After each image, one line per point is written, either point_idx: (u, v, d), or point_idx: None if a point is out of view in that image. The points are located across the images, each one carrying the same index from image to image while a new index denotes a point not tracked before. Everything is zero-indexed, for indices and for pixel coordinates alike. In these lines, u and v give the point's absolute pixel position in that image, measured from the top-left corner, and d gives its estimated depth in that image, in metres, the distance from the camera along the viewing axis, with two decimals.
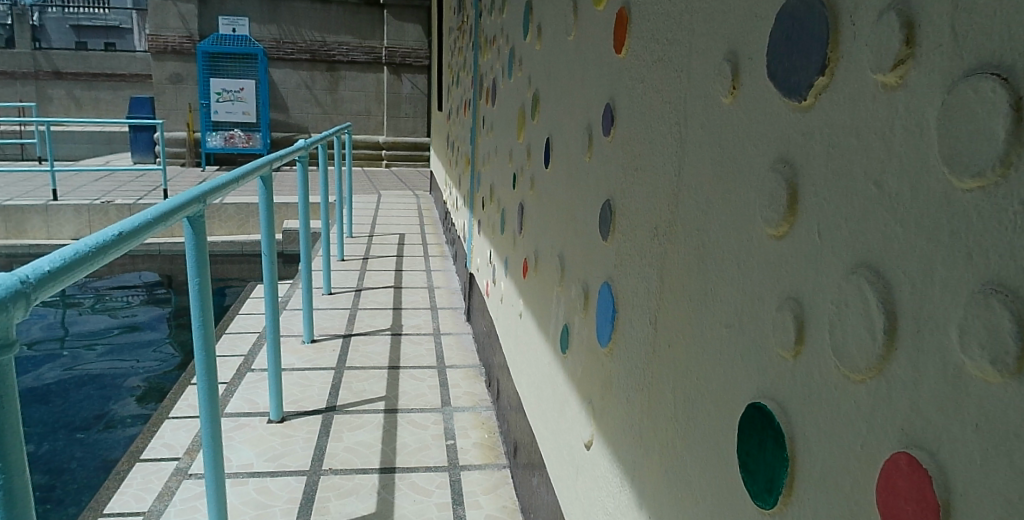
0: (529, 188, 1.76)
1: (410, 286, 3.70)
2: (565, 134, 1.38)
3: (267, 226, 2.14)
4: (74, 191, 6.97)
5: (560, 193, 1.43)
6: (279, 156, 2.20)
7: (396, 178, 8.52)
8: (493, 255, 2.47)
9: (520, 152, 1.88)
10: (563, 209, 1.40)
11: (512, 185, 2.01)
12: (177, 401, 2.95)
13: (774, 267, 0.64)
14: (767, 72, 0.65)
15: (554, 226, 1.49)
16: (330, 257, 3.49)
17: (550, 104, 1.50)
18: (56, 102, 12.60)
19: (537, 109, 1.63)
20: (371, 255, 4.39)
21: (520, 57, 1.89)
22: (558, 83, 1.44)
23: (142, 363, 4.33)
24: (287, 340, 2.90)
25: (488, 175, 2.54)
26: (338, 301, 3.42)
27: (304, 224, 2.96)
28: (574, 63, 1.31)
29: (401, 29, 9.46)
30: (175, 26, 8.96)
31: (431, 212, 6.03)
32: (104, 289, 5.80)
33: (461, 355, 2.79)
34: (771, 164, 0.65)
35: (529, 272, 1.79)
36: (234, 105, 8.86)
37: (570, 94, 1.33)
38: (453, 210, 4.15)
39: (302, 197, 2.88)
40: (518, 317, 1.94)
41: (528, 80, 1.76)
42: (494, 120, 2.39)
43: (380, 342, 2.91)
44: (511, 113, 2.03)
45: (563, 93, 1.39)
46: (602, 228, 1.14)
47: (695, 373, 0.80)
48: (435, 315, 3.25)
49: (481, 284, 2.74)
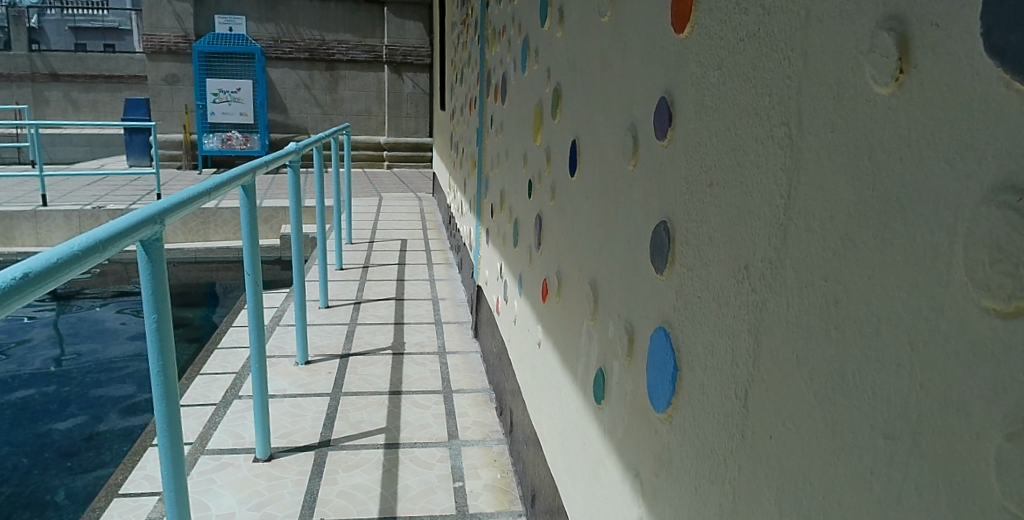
0: (548, 197, 1.52)
1: (413, 298, 3.45)
2: (597, 137, 1.13)
3: (249, 241, 1.88)
4: (65, 196, 6.71)
5: (590, 207, 1.18)
6: (264, 161, 1.95)
7: (398, 180, 8.28)
8: (504, 269, 2.22)
9: (537, 157, 1.64)
10: (594, 226, 1.16)
11: (527, 194, 1.76)
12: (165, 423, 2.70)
13: (1003, 369, 0.39)
14: (983, 45, 0.40)
15: (582, 246, 1.24)
16: (327, 267, 3.24)
17: (577, 100, 1.25)
18: (52, 104, 12.34)
19: (559, 107, 1.39)
20: (371, 263, 4.14)
21: (535, 48, 1.65)
22: (587, 73, 1.19)
23: (134, 375, 4.09)
24: (279, 362, 2.65)
25: (498, 181, 2.29)
26: (336, 315, 3.17)
27: (297, 232, 2.70)
28: (611, 49, 1.06)
29: (402, 27, 9.22)
30: (170, 25, 8.72)
31: (434, 215, 5.78)
32: (96, 299, 5.57)
33: (469, 378, 2.53)
34: (989, 195, 0.40)
35: (549, 297, 1.54)
36: (231, 106, 8.58)
37: (606, 87, 1.09)
38: (457, 215, 3.89)
39: (293, 202, 2.62)
40: (534, 345, 1.70)
41: (546, 73, 1.51)
42: (504, 119, 2.15)
43: (380, 364, 2.65)
44: (525, 112, 1.78)
45: (596, 86, 1.14)
46: (654, 259, 0.89)
47: (825, 488, 0.55)
48: (440, 331, 3.00)
49: (491, 299, 2.49)
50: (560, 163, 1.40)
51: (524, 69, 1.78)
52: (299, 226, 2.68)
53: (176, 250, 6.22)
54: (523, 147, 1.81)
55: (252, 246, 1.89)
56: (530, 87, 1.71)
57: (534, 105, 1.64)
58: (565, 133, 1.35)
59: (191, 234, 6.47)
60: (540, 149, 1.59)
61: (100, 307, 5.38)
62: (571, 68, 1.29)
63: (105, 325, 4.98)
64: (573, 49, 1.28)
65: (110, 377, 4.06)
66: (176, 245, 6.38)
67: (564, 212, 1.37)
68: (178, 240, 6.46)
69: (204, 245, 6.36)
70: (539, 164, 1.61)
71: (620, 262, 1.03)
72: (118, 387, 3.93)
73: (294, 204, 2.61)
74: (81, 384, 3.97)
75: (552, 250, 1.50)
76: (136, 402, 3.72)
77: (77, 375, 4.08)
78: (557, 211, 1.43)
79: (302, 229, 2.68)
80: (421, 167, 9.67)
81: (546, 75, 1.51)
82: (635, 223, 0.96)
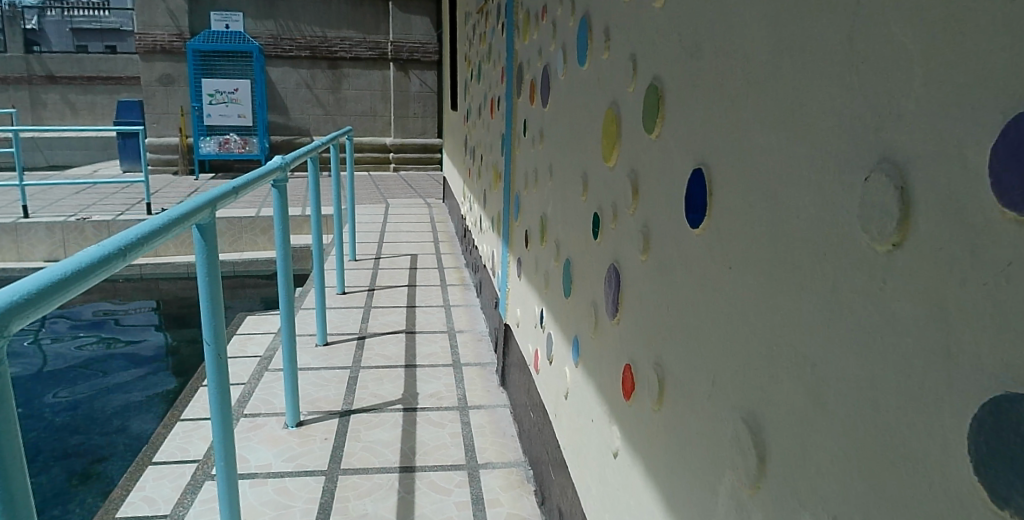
0: (632, 242, 1.04)
1: (426, 331, 2.92)
2: (768, 174, 0.65)
3: (207, 302, 1.36)
4: (50, 205, 6.20)
5: (743, 293, 0.70)
6: (232, 189, 1.44)
7: (406, 184, 7.80)
8: (547, 318, 1.71)
9: (608, 184, 1.16)
10: (758, 328, 0.67)
11: (591, 235, 1.26)
12: (130, 493, 2.15)
13: None
14: None
15: (716, 349, 0.76)
16: (324, 295, 2.72)
17: (708, 104, 0.77)
18: (49, 107, 11.79)
19: (661, 116, 0.91)
20: (377, 284, 3.62)
21: (605, 29, 1.16)
22: (736, 65, 0.71)
23: (113, 408, 3.56)
24: (265, 425, 2.14)
25: (536, 203, 1.79)
26: (336, 355, 2.64)
27: (286, 270, 2.10)
28: (827, 13, 0.57)
29: (408, 22, 8.75)
30: (164, 23, 8.23)
31: (445, 224, 5.28)
32: (82, 309, 5.05)
33: (497, 446, 2.02)
34: None
35: (633, 394, 1.04)
36: (228, 107, 8.06)
37: (795, 94, 0.60)
38: (476, 231, 3.37)
39: (278, 235, 2.05)
40: (602, 450, 1.20)
41: (631, 65, 1.03)
42: (546, 125, 1.66)
43: (389, 425, 2.12)
44: (583, 118, 1.30)
45: (762, 89, 0.66)
46: (995, 475, 0.41)
47: None
48: (459, 377, 2.46)
49: (525, 349, 1.99)
50: (662, 199, 0.92)
51: (582, 61, 1.30)
52: (287, 259, 2.10)
53: (167, 264, 5.70)
54: (580, 166, 1.33)
55: (211, 306, 1.36)
56: (591, 83, 1.23)
57: (605, 109, 1.15)
58: (676, 156, 0.86)
59: (184, 246, 5.95)
60: (616, 173, 1.11)
61: (90, 318, 4.88)
62: (696, 51, 0.80)
63: (96, 340, 4.47)
64: (697, 28, 0.80)
65: (89, 408, 3.53)
66: (167, 258, 5.86)
67: (669, 276, 0.89)
68: (170, 253, 5.95)
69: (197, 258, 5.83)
70: (612, 191, 1.13)
71: (848, 428, 0.55)
72: (100, 421, 3.42)
73: (279, 237, 2.05)
74: (56, 418, 3.44)
75: (638, 328, 1.01)
76: (110, 445, 3.18)
77: (55, 404, 3.55)
78: (652, 270, 0.95)
79: (291, 265, 2.10)
80: (430, 169, 9.17)
81: (630, 66, 1.03)
82: (907, 366, 0.48)
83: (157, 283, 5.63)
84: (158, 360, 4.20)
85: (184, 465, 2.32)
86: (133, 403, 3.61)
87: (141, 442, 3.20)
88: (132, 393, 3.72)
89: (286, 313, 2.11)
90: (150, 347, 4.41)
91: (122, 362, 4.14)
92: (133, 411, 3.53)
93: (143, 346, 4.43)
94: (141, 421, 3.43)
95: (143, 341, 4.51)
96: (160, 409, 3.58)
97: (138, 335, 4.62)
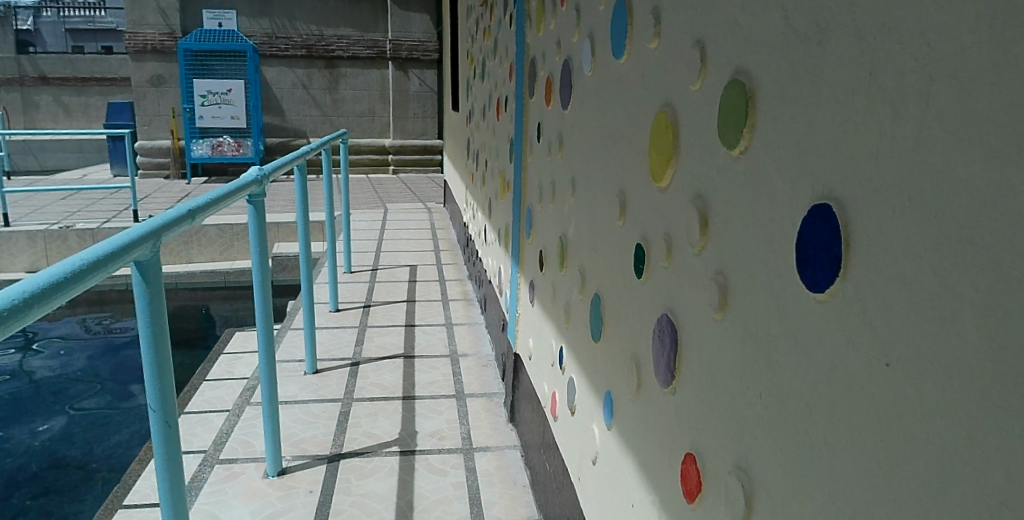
0: (696, 292, 0.78)
1: (426, 356, 2.63)
2: (982, 231, 0.40)
3: (152, 359, 1.04)
4: (35, 213, 5.95)
5: (921, 409, 0.45)
6: (181, 213, 1.15)
7: (405, 187, 7.54)
8: (568, 359, 1.44)
9: (656, 208, 0.90)
10: (955, 473, 0.42)
11: (635, 274, 0.98)
12: None
13: None
14: None
15: (865, 477, 0.51)
16: (314, 319, 2.45)
17: (850, 115, 0.52)
18: (42, 109, 11.50)
19: (752, 122, 0.65)
20: (373, 299, 3.35)
21: (657, 9, 0.89)
22: (923, 52, 0.45)
23: (91, 435, 3.30)
24: (243, 473, 1.88)
25: (555, 220, 1.52)
26: (327, 385, 2.38)
27: (263, 301, 1.79)
28: None
29: (407, 20, 8.48)
30: (154, 22, 7.96)
31: (447, 231, 5.01)
32: (65, 324, 4.79)
33: (508, 499, 1.75)
34: None
35: (701, 496, 0.78)
36: (221, 109, 7.80)
37: None
38: (480, 242, 3.09)
39: (253, 259, 1.75)
40: None
41: (701, 57, 0.76)
42: (568, 128, 1.38)
43: (384, 473, 1.86)
44: (620, 124, 1.05)
45: (984, 95, 0.40)
46: None
47: None
48: (463, 411, 2.19)
49: (539, 388, 1.73)
50: (749, 239, 0.66)
51: (618, 52, 1.04)
52: (263, 290, 1.79)
53: None
54: (615, 182, 1.07)
55: (157, 364, 1.05)
56: (635, 79, 0.98)
57: (654, 114, 0.90)
58: (781, 185, 0.61)
59: (172, 255, 5.67)
60: (671, 196, 0.86)
61: (74, 334, 4.61)
62: (826, 35, 0.55)
63: (79, 358, 4.22)
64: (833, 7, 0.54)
65: (66, 436, 3.28)
66: None
67: (769, 351, 0.64)
68: None
69: (186, 267, 5.54)
70: (663, 217, 0.88)
71: None
72: (76, 451, 3.15)
73: (254, 261, 1.75)
74: (28, 448, 3.17)
75: (709, 409, 0.76)
76: (85, 478, 2.92)
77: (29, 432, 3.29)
78: (736, 336, 0.70)
79: (270, 295, 1.79)
80: (430, 171, 8.89)
81: (694, 58, 0.77)
82: None
83: None
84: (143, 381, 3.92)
85: (157, 510, 2.06)
86: (113, 429, 3.35)
87: (118, 476, 2.94)
88: (113, 418, 3.46)
89: (266, 353, 1.83)
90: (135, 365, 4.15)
91: (106, 382, 3.88)
92: (112, 439, 3.27)
93: (129, 363, 4.17)
94: (121, 451, 3.17)
95: (127, 358, 4.23)
96: (141, 437, 3.30)
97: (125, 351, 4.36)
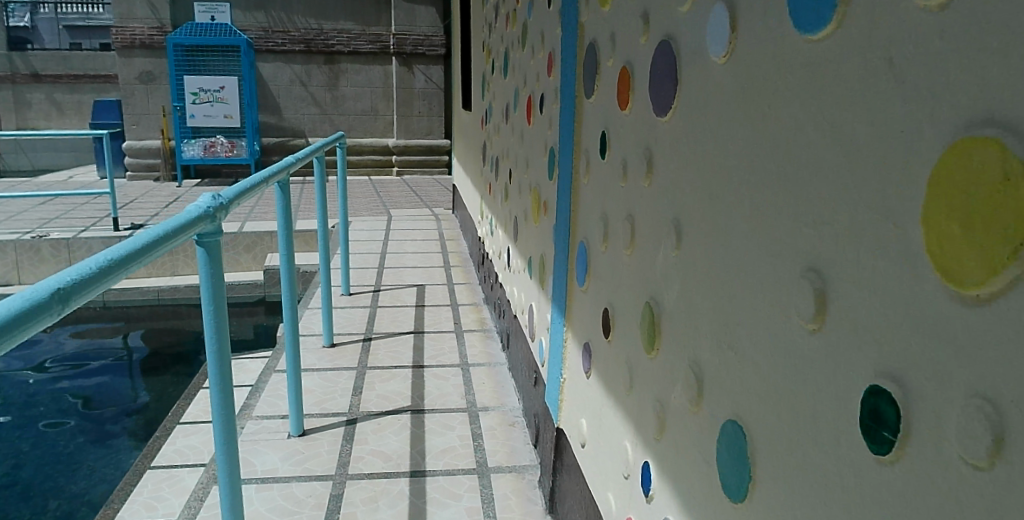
0: None
1: (438, 409, 2.16)
2: None
3: None
4: (9, 220, 5.52)
5: None
6: (35, 300, 0.69)
7: (409, 190, 7.09)
8: (659, 488, 0.97)
9: (945, 333, 0.46)
10: None
11: (880, 452, 0.52)
12: None
13: None
14: None
15: None
16: (298, 373, 1.98)
17: None
18: (32, 107, 11.02)
19: None
20: (374, 330, 2.88)
21: None
22: None
23: (47, 484, 2.84)
24: None
25: (636, 270, 1.05)
26: (314, 453, 1.92)
27: (221, 378, 1.32)
28: None
29: (412, 12, 7.99)
30: (143, 15, 7.51)
31: (457, 242, 4.54)
32: (36, 342, 4.35)
33: None
34: None
35: None
36: (213, 107, 7.33)
37: None
38: (503, 267, 2.62)
39: (205, 322, 1.29)
40: None
41: None
42: (666, 140, 0.92)
43: None
44: (813, 152, 0.60)
45: None
46: None
47: None
48: (487, 496, 1.72)
49: (597, 496, 1.26)
50: None
51: (807, 26, 0.61)
52: (220, 361, 1.32)
53: (134, 290, 4.97)
54: (796, 255, 0.63)
55: None
56: (871, 71, 0.53)
57: (948, 146, 0.45)
58: None
59: (156, 267, 5.23)
60: (1007, 325, 0.41)
61: (50, 355, 4.14)
62: None
63: (45, 383, 3.78)
64: None
65: (19, 484, 2.83)
66: (137, 282, 5.13)
67: None
68: (140, 274, 5.23)
69: (169, 281, 5.12)
70: (974, 363, 0.43)
71: None
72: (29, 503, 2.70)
73: (207, 320, 1.28)
74: None
75: None
76: None
77: None
78: None
79: (228, 369, 1.32)
80: (436, 173, 8.43)
81: None
82: None
83: (123, 311, 4.87)
84: (121, 416, 3.47)
85: None
86: (71, 477, 2.90)
87: None
88: (75, 462, 3.02)
89: (223, 445, 1.36)
90: (109, 393, 3.70)
91: (72, 415, 3.45)
92: (70, 489, 2.81)
93: (102, 390, 3.73)
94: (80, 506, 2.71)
95: (101, 385, 3.79)
96: (106, 489, 2.83)
97: (99, 375, 3.93)
